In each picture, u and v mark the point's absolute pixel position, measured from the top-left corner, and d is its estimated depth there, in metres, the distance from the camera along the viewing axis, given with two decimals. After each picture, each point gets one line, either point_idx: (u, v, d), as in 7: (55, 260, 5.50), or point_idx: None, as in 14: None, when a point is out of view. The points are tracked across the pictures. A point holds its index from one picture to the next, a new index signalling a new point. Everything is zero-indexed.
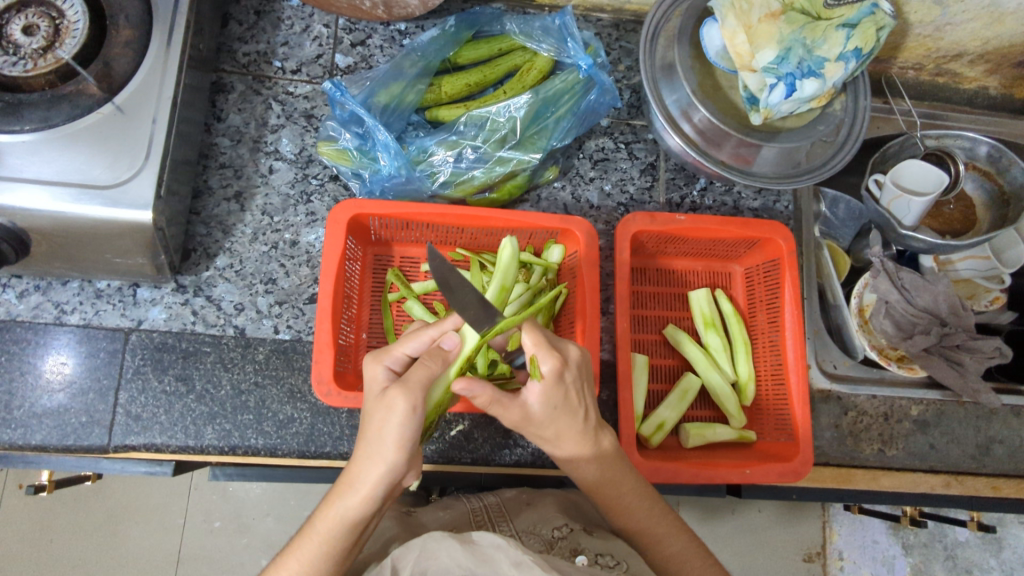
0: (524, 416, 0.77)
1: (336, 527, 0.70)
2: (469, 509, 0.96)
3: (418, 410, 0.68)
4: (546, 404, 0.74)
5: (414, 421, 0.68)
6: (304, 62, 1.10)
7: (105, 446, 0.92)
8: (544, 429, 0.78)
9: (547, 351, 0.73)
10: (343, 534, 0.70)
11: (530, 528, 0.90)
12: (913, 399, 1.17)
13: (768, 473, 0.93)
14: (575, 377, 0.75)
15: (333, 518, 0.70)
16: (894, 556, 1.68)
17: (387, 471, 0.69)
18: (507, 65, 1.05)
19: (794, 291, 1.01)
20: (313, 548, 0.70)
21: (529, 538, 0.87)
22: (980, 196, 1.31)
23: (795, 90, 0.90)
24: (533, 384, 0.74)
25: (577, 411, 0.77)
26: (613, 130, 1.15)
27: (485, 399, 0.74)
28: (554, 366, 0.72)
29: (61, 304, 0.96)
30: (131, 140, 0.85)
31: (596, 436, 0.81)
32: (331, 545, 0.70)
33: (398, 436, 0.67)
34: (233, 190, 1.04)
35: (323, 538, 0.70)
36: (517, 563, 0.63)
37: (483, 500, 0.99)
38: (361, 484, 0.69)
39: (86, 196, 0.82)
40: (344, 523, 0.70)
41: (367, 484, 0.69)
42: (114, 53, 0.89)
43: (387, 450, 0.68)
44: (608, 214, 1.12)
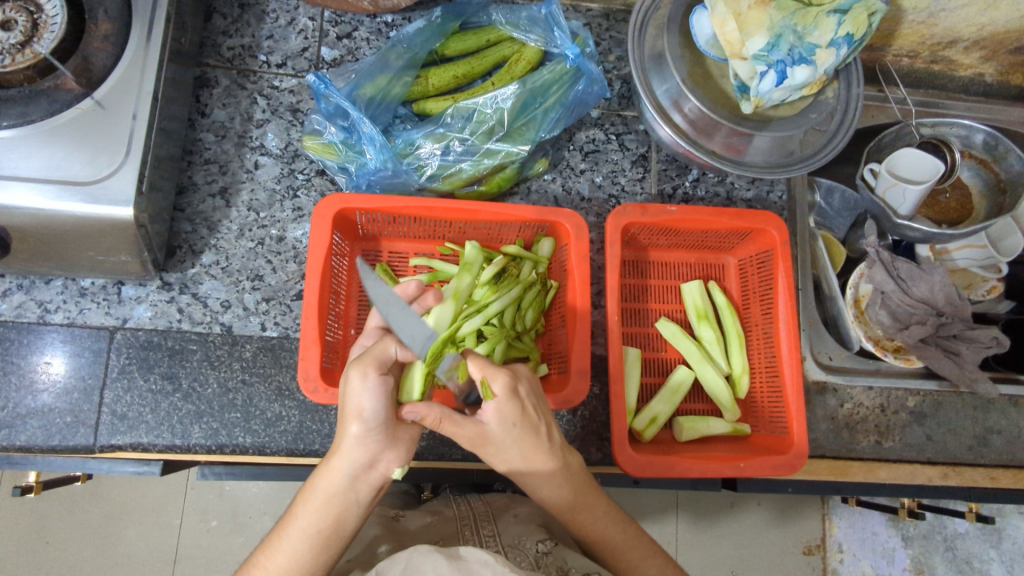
0: (480, 438, 0.73)
1: (316, 505, 0.72)
2: (457, 514, 0.95)
3: (372, 375, 0.72)
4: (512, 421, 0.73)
5: (370, 390, 0.71)
6: (289, 56, 1.09)
7: (90, 446, 0.91)
8: (505, 451, 0.75)
9: (496, 372, 0.73)
10: (323, 511, 0.72)
11: (514, 541, 0.88)
12: (909, 390, 1.17)
13: (763, 466, 0.92)
14: (529, 394, 0.76)
15: (311, 493, 0.72)
16: (894, 548, 1.69)
17: (351, 443, 0.71)
18: (490, 59, 1.03)
19: (788, 282, 1.00)
20: (293, 526, 0.72)
21: (514, 553, 0.85)
22: (977, 184, 1.30)
23: (786, 77, 0.89)
24: (485, 406, 0.73)
25: (539, 429, 0.76)
26: (603, 121, 1.14)
27: (434, 420, 0.72)
28: (503, 384, 0.73)
29: (45, 303, 0.95)
30: (112, 137, 0.84)
31: (564, 457, 0.80)
32: (314, 521, 0.72)
33: (359, 404, 0.71)
34: (219, 186, 1.02)
35: (302, 516, 0.72)
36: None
37: (471, 508, 0.97)
38: (334, 456, 0.72)
39: (66, 193, 0.81)
40: (324, 500, 0.72)
41: (341, 454, 0.72)
42: (94, 46, 0.87)
43: (349, 419, 0.72)
44: (599, 206, 1.11)
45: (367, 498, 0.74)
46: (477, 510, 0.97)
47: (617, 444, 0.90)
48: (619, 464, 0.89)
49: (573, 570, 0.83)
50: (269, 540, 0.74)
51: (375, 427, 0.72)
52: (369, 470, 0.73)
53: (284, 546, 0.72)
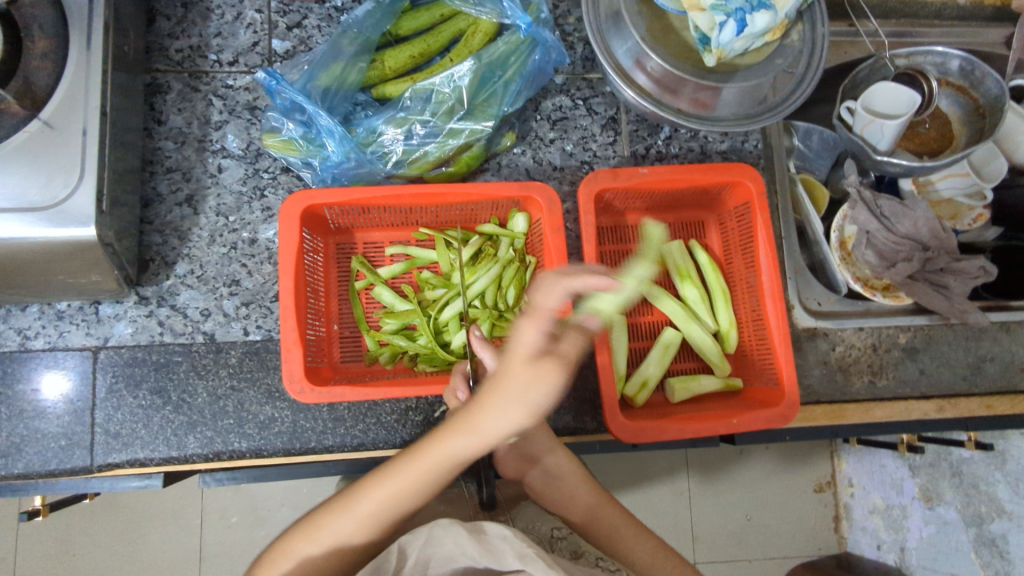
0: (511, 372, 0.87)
1: (408, 473, 0.72)
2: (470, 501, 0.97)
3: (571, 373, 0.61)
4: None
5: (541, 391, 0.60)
6: (240, 52, 1.06)
7: (88, 467, 0.92)
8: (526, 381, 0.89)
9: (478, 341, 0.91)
10: (417, 482, 0.72)
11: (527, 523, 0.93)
12: (900, 327, 1.17)
13: (755, 420, 0.93)
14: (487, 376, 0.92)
15: (429, 454, 0.70)
16: (903, 479, 1.58)
17: (494, 430, 0.63)
18: (438, 43, 1.01)
19: (767, 233, 0.98)
20: (408, 473, 0.72)
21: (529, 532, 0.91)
22: (955, 112, 1.28)
23: (746, 26, 0.86)
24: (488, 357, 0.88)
25: None
26: (569, 86, 1.12)
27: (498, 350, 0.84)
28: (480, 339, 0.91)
29: (24, 330, 0.94)
30: (64, 157, 0.83)
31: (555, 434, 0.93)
32: (406, 485, 0.72)
33: (535, 403, 0.60)
34: (184, 194, 1.01)
35: (415, 471, 0.71)
36: (521, 556, 0.67)
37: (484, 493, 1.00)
38: (471, 435, 0.65)
39: (27, 219, 0.81)
40: (420, 468, 0.71)
41: (454, 444, 0.68)
42: (33, 66, 0.85)
43: (509, 416, 0.62)
44: (572, 174, 1.09)
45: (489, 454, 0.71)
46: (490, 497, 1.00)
47: (609, 412, 0.90)
48: (613, 431, 0.89)
49: (586, 555, 0.90)
50: (354, 491, 0.75)
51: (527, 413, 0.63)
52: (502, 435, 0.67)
53: (369, 495, 0.73)
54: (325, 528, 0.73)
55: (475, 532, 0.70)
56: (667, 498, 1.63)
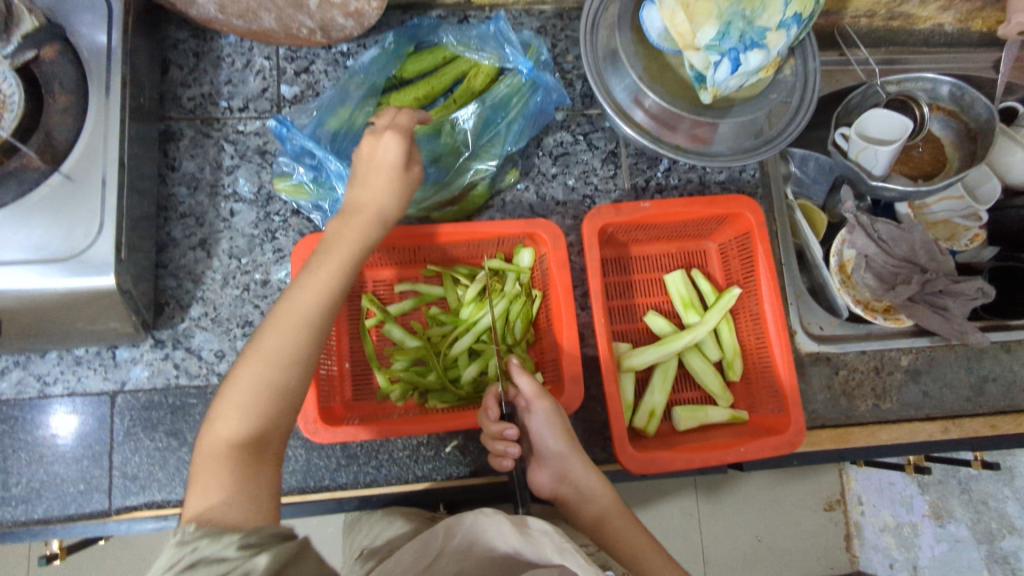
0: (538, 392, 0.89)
1: (303, 324, 0.71)
2: None
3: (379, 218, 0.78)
4: (546, 423, 0.88)
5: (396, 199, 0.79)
6: (250, 98, 1.09)
7: (107, 510, 0.93)
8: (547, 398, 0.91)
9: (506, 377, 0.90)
10: (329, 277, 0.73)
11: None
12: (902, 349, 1.18)
13: (763, 447, 0.94)
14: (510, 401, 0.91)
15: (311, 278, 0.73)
16: (912, 496, 1.70)
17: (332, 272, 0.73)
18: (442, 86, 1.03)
19: (768, 262, 1.00)
20: (285, 320, 0.71)
21: None
22: (947, 136, 1.31)
23: (740, 64, 0.90)
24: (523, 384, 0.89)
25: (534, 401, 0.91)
26: (569, 123, 1.15)
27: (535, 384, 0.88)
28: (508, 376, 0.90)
29: (42, 376, 0.96)
30: (84, 210, 0.86)
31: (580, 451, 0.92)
32: (337, 264, 0.74)
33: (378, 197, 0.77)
34: (198, 238, 1.03)
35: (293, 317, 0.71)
36: (560, 551, 0.60)
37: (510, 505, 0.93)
38: (332, 260, 0.74)
39: (50, 269, 0.83)
40: (339, 245, 0.75)
41: (354, 229, 0.76)
42: (54, 121, 0.88)
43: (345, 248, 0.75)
44: (575, 208, 1.12)
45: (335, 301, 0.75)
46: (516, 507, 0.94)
47: (618, 443, 0.92)
48: (623, 463, 0.91)
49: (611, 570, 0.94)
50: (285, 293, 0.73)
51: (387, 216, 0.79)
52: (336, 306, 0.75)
53: (302, 297, 0.72)
54: (265, 337, 0.70)
55: (519, 524, 0.64)
56: (675, 518, 1.62)
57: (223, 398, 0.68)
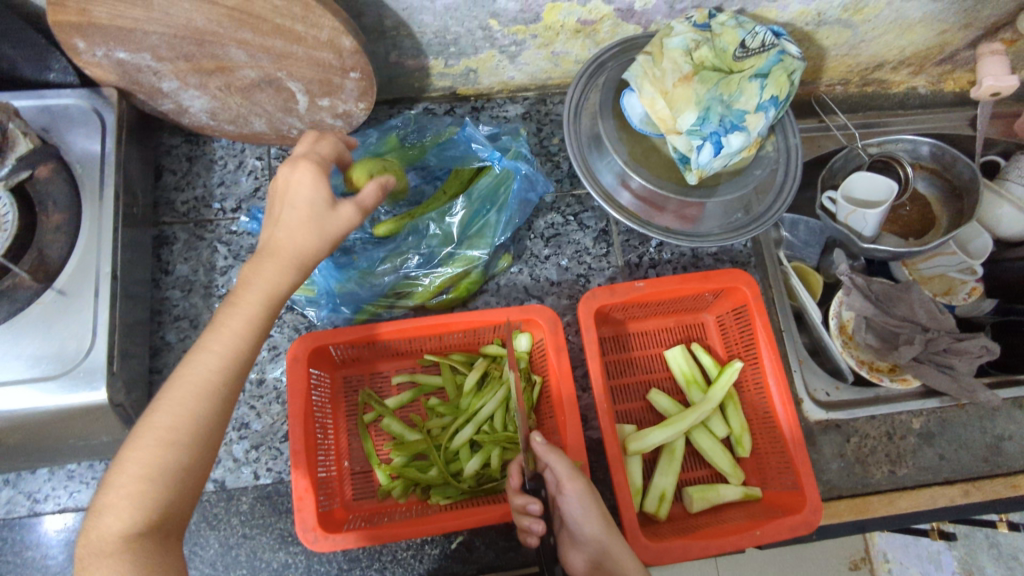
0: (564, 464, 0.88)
1: (214, 349, 0.69)
2: None
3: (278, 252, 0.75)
4: (580, 505, 0.85)
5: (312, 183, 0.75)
6: (242, 198, 1.10)
7: None
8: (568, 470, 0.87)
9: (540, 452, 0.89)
10: (224, 346, 0.69)
11: None
12: (912, 412, 1.16)
13: (779, 529, 0.91)
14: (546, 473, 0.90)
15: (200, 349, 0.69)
16: (939, 551, 1.66)
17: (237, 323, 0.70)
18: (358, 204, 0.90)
19: (767, 335, 1.00)
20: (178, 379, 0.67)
21: None
22: (933, 193, 1.32)
23: (722, 146, 0.92)
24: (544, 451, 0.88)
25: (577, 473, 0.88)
26: (559, 203, 1.16)
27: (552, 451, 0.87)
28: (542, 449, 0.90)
29: (33, 494, 0.94)
30: (76, 325, 0.86)
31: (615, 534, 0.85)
32: (244, 327, 0.70)
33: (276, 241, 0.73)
34: (192, 341, 1.02)
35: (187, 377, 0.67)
36: None
37: None
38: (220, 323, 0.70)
39: (42, 387, 0.83)
40: (230, 324, 0.70)
41: (269, 276, 0.72)
42: (47, 239, 0.89)
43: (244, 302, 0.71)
44: (570, 287, 1.12)
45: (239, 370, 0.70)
46: None
47: (629, 534, 0.88)
48: (635, 555, 0.87)
49: None
50: (187, 354, 0.69)
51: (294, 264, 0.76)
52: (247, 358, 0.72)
53: (200, 358, 0.68)
54: (159, 415, 0.66)
55: None
56: None
57: (109, 487, 0.62)
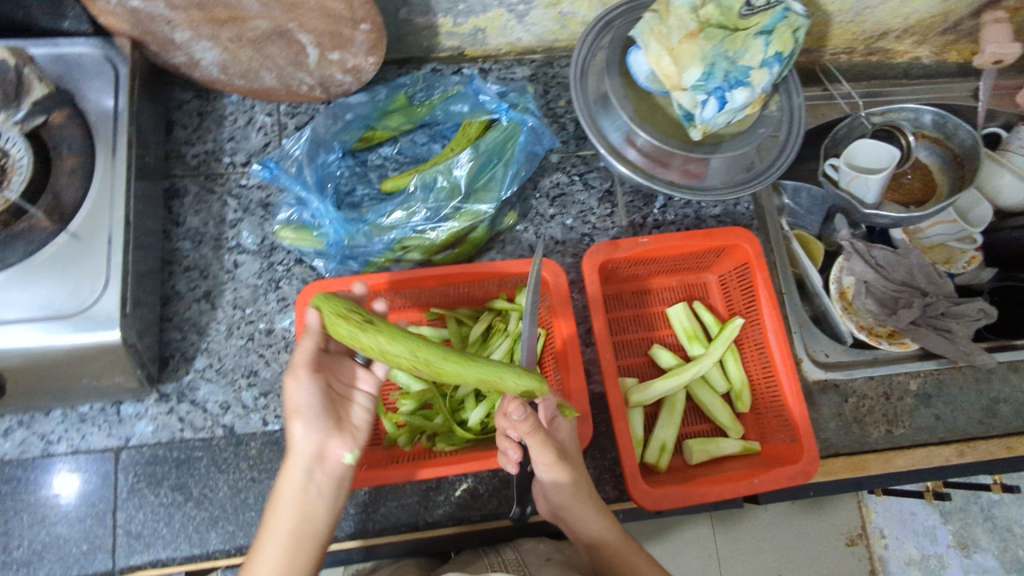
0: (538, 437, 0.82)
1: (285, 508, 0.75)
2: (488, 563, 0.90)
3: (303, 375, 0.77)
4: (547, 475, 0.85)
5: (302, 381, 0.77)
6: (252, 154, 1.12)
7: (110, 570, 0.91)
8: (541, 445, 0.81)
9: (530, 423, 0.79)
10: (285, 524, 0.74)
11: None
12: (910, 373, 1.18)
13: (777, 478, 0.93)
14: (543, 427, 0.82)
15: (278, 501, 0.75)
16: (934, 526, 1.68)
17: (300, 444, 0.76)
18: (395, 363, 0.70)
19: (769, 291, 1.01)
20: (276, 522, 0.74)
21: None
22: (934, 162, 1.33)
23: (726, 102, 0.93)
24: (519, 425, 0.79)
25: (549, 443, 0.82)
26: (564, 164, 1.17)
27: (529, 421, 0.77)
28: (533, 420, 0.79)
29: (46, 435, 0.96)
30: (90, 266, 0.87)
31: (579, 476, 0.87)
32: (298, 448, 0.76)
33: (295, 403, 0.77)
34: (202, 291, 1.04)
35: (283, 517, 0.74)
36: None
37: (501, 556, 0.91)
38: (288, 460, 0.76)
39: (55, 326, 0.84)
40: (287, 466, 0.76)
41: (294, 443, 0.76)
42: (61, 182, 0.90)
43: (291, 420, 0.77)
44: (575, 246, 1.13)
45: (330, 489, 0.77)
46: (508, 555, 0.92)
47: (630, 479, 0.90)
48: (636, 500, 0.89)
49: None
50: (271, 497, 0.76)
51: (315, 418, 0.77)
52: (321, 460, 0.77)
53: (284, 480, 0.76)
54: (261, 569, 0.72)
55: None
56: (693, 559, 1.56)
57: None
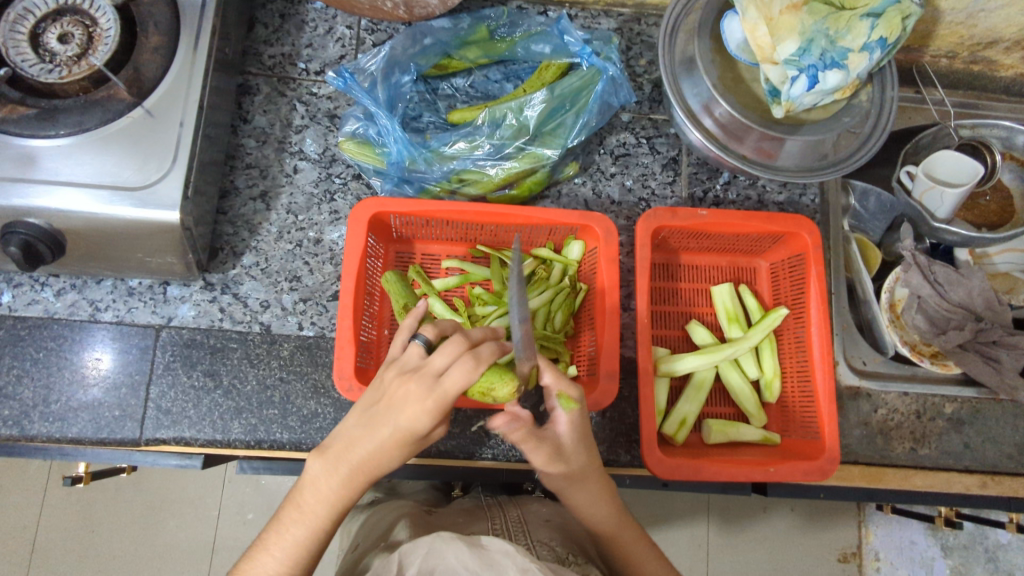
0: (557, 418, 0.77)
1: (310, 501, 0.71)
2: (488, 515, 0.92)
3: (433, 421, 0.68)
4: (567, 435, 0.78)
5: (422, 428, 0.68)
6: (327, 63, 1.12)
7: (137, 439, 0.95)
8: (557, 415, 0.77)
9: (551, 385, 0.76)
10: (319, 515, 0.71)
11: (544, 539, 0.84)
12: (946, 397, 1.15)
13: (793, 471, 0.92)
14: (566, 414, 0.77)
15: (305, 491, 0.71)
16: (933, 558, 1.66)
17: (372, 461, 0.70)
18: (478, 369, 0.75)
19: (820, 286, 0.99)
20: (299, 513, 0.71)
21: (540, 547, 0.81)
22: (1017, 187, 1.27)
23: (817, 82, 0.89)
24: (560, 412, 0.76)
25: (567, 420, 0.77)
26: (634, 124, 1.15)
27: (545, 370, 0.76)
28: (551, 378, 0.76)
29: (96, 302, 0.99)
30: (158, 145, 0.88)
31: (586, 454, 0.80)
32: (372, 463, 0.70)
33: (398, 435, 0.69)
34: (259, 190, 1.06)
35: (310, 510, 0.71)
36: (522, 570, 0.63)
37: (504, 511, 0.94)
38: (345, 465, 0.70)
39: (118, 198, 0.86)
40: (345, 470, 0.70)
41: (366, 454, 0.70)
42: (145, 58, 0.92)
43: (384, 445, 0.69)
44: (629, 209, 1.12)
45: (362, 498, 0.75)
46: (510, 512, 0.94)
47: (646, 445, 0.90)
48: (647, 466, 0.89)
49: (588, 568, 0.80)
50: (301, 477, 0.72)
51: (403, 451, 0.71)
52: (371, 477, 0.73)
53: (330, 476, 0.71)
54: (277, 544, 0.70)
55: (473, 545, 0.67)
56: (684, 545, 1.59)
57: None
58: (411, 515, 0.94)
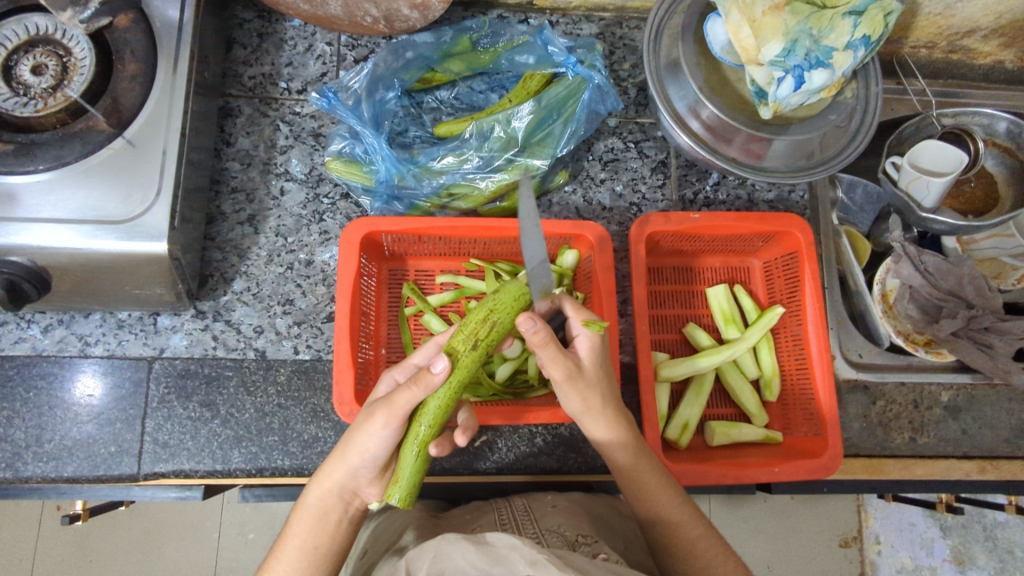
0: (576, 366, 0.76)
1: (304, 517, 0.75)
2: (494, 507, 0.92)
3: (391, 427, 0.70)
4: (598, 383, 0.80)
5: (384, 438, 0.71)
6: (309, 81, 1.11)
7: (135, 474, 0.93)
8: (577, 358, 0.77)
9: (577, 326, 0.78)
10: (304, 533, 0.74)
11: (554, 528, 0.83)
12: (942, 384, 1.16)
13: (797, 470, 0.92)
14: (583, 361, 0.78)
15: (302, 509, 0.75)
16: (933, 539, 1.67)
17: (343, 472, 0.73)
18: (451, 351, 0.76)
19: (814, 283, 0.99)
20: (291, 542, 0.74)
21: (550, 538, 0.80)
22: (1001, 173, 1.28)
23: (804, 82, 0.89)
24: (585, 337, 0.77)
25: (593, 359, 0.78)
26: (621, 129, 1.15)
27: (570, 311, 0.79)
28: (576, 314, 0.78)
29: (84, 337, 0.97)
30: (141, 175, 0.86)
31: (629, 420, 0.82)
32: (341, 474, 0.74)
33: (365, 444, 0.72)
34: (246, 214, 1.04)
35: (299, 532, 0.74)
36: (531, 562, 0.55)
37: (510, 503, 0.93)
38: (326, 478, 0.74)
39: (102, 231, 0.84)
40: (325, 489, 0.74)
41: (333, 470, 0.74)
42: (122, 86, 0.90)
43: (350, 452, 0.72)
44: (621, 215, 1.11)
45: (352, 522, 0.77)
46: (514, 502, 0.93)
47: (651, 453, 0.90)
48: None
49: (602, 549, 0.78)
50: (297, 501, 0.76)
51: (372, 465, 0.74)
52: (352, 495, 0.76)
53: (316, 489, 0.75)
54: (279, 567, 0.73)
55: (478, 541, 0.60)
56: None
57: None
58: (419, 519, 0.93)
